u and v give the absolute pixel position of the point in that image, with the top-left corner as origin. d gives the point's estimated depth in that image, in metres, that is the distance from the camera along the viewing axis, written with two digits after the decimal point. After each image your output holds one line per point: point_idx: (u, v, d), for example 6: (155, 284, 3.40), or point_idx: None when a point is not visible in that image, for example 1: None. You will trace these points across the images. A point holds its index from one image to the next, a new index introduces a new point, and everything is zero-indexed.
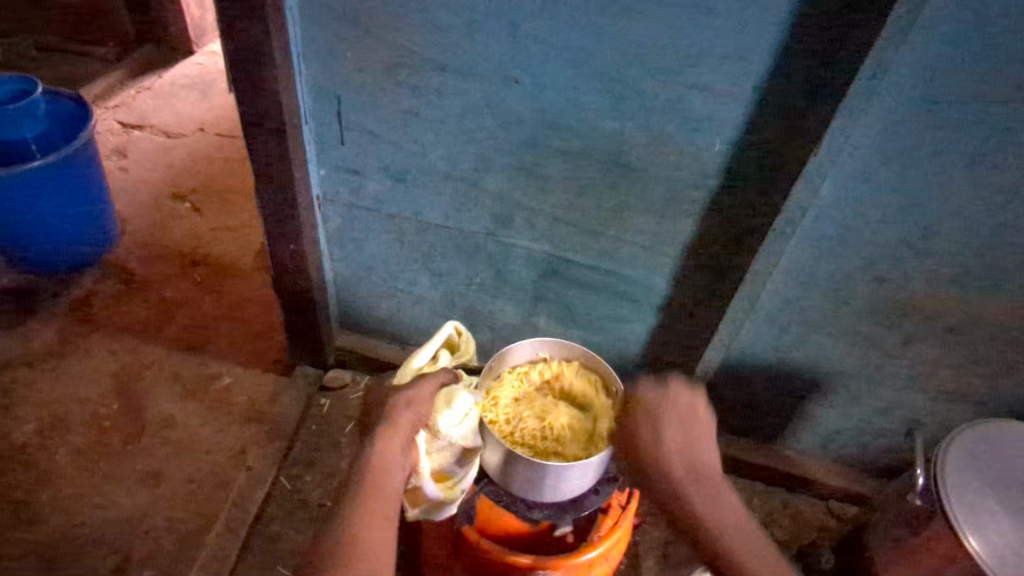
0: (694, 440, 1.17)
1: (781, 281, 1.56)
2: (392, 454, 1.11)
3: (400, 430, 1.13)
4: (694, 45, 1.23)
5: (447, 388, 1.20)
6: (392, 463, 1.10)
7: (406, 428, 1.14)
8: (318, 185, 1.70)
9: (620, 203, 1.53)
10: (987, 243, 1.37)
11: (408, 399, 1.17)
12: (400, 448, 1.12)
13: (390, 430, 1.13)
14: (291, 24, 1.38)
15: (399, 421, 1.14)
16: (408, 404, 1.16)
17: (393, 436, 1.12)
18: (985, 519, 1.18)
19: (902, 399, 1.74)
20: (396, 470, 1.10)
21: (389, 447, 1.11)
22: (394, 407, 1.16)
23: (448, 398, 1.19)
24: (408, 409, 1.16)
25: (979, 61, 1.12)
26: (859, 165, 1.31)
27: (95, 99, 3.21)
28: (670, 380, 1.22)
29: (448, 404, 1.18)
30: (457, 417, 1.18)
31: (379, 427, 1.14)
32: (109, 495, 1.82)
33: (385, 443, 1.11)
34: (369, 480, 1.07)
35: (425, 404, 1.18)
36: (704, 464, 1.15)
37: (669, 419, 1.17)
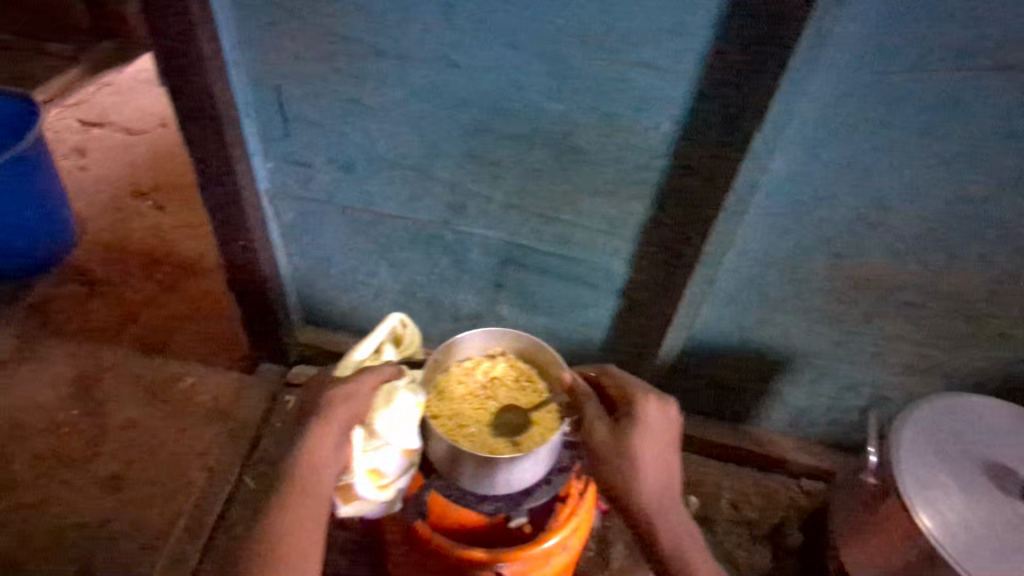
0: (667, 443, 1.21)
1: (737, 261, 1.54)
2: (324, 451, 1.12)
3: (332, 429, 1.13)
4: (632, 20, 1.19)
5: (388, 385, 1.17)
6: (324, 461, 1.12)
7: (339, 426, 1.13)
8: (265, 179, 1.66)
9: (571, 186, 1.50)
10: (940, 214, 1.35)
11: (346, 396, 1.15)
12: (332, 445, 1.13)
13: (323, 426, 1.12)
14: (219, 13, 1.33)
15: (334, 418, 1.13)
16: (344, 401, 1.14)
17: (325, 433, 1.12)
18: (936, 495, 1.17)
19: (866, 375, 1.73)
20: (327, 468, 1.12)
21: (322, 445, 1.12)
22: (330, 403, 1.14)
23: (387, 397, 1.16)
24: (344, 405, 1.14)
25: (920, 29, 1.10)
26: (806, 139, 1.28)
27: (53, 97, 3.14)
28: (665, 402, 1.23)
29: (386, 403, 1.15)
30: (394, 418, 1.15)
31: (314, 422, 1.13)
32: (69, 500, 1.80)
33: (318, 441, 1.12)
34: (300, 474, 1.10)
35: (362, 399, 1.16)
36: (648, 457, 1.18)
37: (651, 424, 1.19)
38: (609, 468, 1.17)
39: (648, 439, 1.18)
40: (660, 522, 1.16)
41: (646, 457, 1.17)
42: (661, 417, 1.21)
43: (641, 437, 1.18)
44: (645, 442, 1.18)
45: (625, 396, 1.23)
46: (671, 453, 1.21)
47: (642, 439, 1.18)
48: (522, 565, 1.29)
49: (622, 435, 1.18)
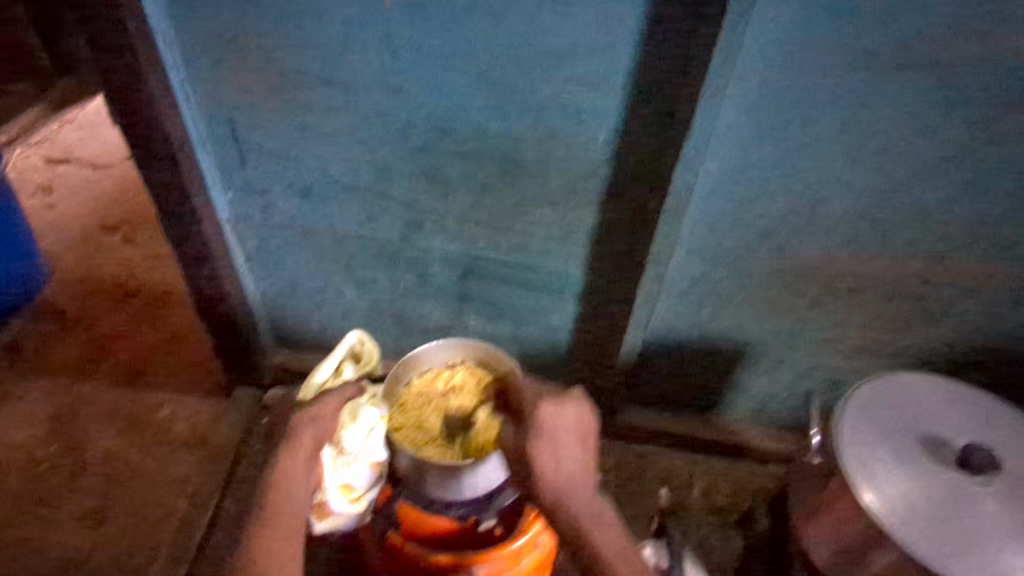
0: (575, 442, 1.17)
1: (686, 260, 1.61)
2: (295, 472, 1.13)
3: (302, 450, 1.15)
4: (562, 40, 1.25)
5: (353, 403, 1.28)
6: (296, 482, 1.12)
7: (309, 447, 1.16)
8: (227, 208, 1.71)
9: (522, 198, 1.55)
10: (870, 203, 1.43)
11: (311, 417, 1.18)
12: (304, 465, 1.14)
13: (292, 448, 1.15)
14: (168, 53, 1.38)
15: (302, 441, 1.16)
16: (311, 422, 1.18)
17: (295, 456, 1.14)
18: (877, 470, 1.25)
19: (820, 360, 1.80)
20: (301, 490, 1.13)
21: (294, 466, 1.13)
22: (296, 426, 1.17)
23: (353, 414, 1.27)
24: (311, 426, 1.17)
25: (829, 33, 1.17)
26: (736, 141, 1.35)
27: (16, 136, 3.15)
28: (565, 398, 1.18)
29: (353, 419, 1.26)
30: (361, 432, 1.27)
31: (282, 447, 1.15)
32: (51, 537, 1.82)
33: (289, 463, 1.14)
34: (272, 499, 1.10)
35: (327, 418, 1.19)
36: (548, 464, 1.14)
37: (550, 426, 1.15)
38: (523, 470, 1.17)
39: (551, 447, 1.15)
40: (585, 527, 1.13)
41: (551, 466, 1.14)
42: (561, 415, 1.16)
43: (542, 444, 1.15)
44: (545, 452, 1.14)
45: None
46: (590, 452, 1.18)
47: (543, 449, 1.14)
48: (494, 567, 1.34)
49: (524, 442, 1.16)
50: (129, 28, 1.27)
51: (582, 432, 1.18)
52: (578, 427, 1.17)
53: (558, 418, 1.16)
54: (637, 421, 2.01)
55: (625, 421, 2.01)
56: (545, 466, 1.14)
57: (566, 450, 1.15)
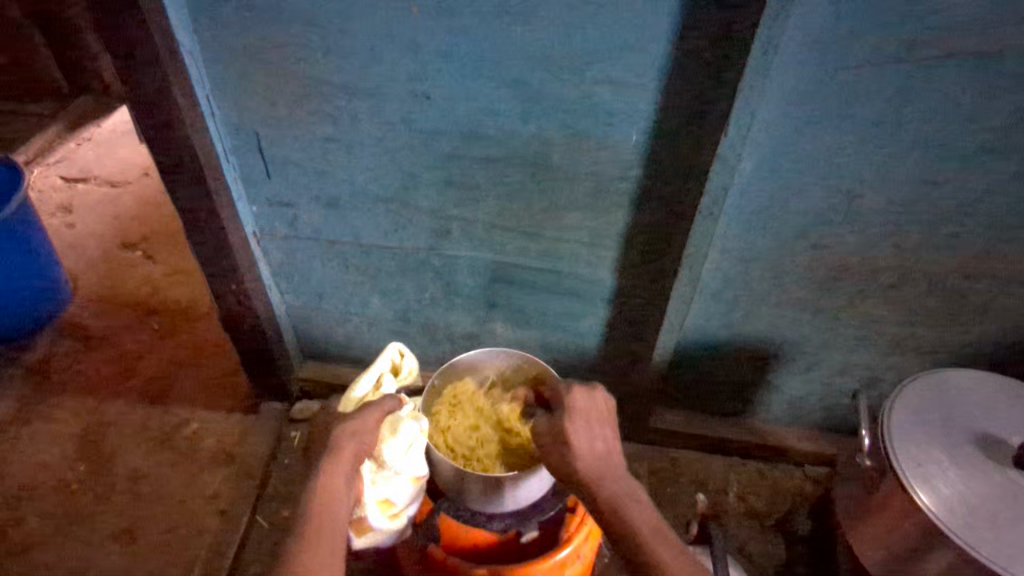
0: (606, 428, 1.14)
1: (719, 260, 1.58)
2: (335, 487, 1.08)
3: (342, 464, 1.10)
4: (593, 41, 1.23)
5: (392, 417, 1.21)
6: (334, 496, 1.08)
7: (351, 461, 1.11)
8: (252, 222, 1.70)
9: (551, 203, 1.53)
10: (909, 197, 1.39)
11: (351, 430, 1.14)
12: (346, 480, 1.10)
13: (333, 463, 1.10)
14: (194, 67, 1.37)
15: (342, 455, 1.11)
16: (351, 436, 1.13)
17: (337, 470, 1.10)
18: (931, 471, 1.21)
19: (857, 358, 1.76)
20: (342, 505, 1.08)
21: (334, 481, 1.09)
22: (337, 440, 1.13)
23: (392, 428, 1.19)
24: (351, 440, 1.13)
25: (869, 25, 1.14)
26: (771, 138, 1.32)
27: (35, 156, 3.16)
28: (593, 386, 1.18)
29: (392, 433, 1.18)
30: (402, 446, 1.19)
31: (324, 461, 1.11)
32: (84, 558, 1.81)
33: (331, 476, 1.09)
34: (314, 512, 1.05)
35: (368, 431, 1.15)
36: (580, 441, 1.10)
37: (581, 407, 1.14)
38: (552, 454, 1.11)
39: (586, 432, 1.11)
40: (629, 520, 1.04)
41: (587, 449, 1.09)
42: (591, 402, 1.15)
43: (577, 428, 1.11)
44: (581, 435, 1.10)
45: (560, 388, 1.19)
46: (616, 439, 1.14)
47: (578, 432, 1.11)
48: None
49: (557, 429, 1.11)
50: (156, 44, 1.26)
51: (606, 417, 1.16)
52: (602, 411, 1.16)
53: (586, 401, 1.15)
54: (670, 426, 1.98)
55: (657, 425, 1.98)
56: (578, 444, 1.09)
57: (598, 433, 1.12)
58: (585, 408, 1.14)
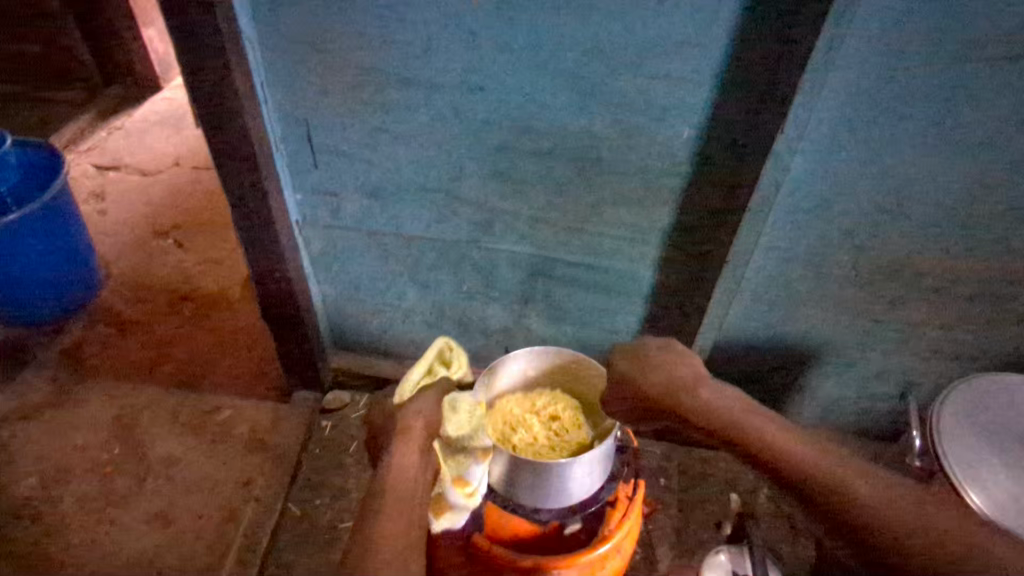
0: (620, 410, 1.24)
1: (763, 259, 1.58)
2: (411, 462, 1.17)
3: (415, 438, 1.20)
4: (652, 35, 1.24)
5: (449, 398, 1.26)
6: (412, 469, 1.15)
7: (421, 435, 1.20)
8: (296, 211, 1.71)
9: (596, 198, 1.54)
10: (960, 201, 1.39)
11: (415, 409, 1.24)
12: (418, 453, 1.18)
13: (405, 439, 1.19)
14: (251, 53, 1.38)
15: (413, 430, 1.21)
16: (416, 414, 1.23)
17: (409, 444, 1.19)
18: (984, 474, 1.20)
19: (895, 362, 1.76)
20: (419, 477, 1.15)
21: (408, 454, 1.17)
22: (405, 421, 1.22)
23: (452, 406, 1.25)
24: (418, 417, 1.23)
25: (934, 24, 1.14)
26: (825, 138, 1.32)
27: (68, 144, 3.19)
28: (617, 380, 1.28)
29: (452, 409, 1.24)
30: (464, 423, 1.24)
31: (397, 439, 1.20)
32: (119, 540, 1.82)
33: (404, 449, 1.18)
34: (391, 485, 1.12)
35: (431, 410, 1.25)
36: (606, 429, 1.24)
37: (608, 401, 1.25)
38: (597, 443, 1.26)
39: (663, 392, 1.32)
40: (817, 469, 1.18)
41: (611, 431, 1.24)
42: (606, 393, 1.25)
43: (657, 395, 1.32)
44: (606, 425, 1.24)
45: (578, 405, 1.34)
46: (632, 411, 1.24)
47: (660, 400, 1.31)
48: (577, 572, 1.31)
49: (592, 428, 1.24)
50: (220, 29, 1.28)
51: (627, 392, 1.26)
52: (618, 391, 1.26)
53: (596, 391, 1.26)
54: None
55: None
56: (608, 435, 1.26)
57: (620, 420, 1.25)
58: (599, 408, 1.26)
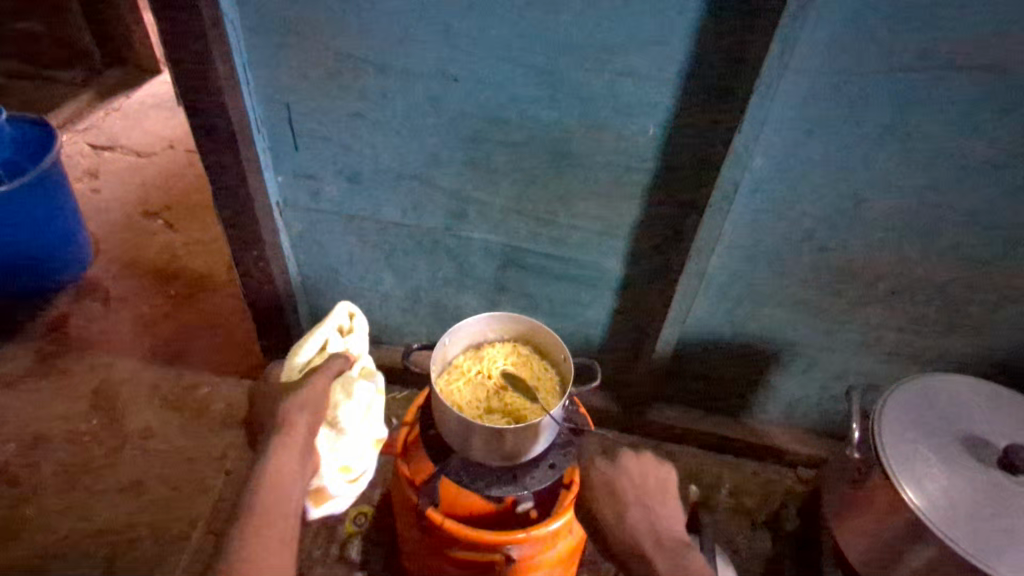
0: (661, 505, 1.26)
1: (726, 256, 1.62)
2: (286, 468, 1.18)
3: (297, 434, 1.23)
4: (618, 35, 1.29)
5: (343, 379, 1.34)
6: (289, 476, 1.18)
7: (302, 431, 1.24)
8: (277, 192, 1.75)
9: (566, 190, 1.58)
10: (913, 207, 1.44)
11: (300, 401, 1.27)
12: (293, 456, 1.20)
13: (285, 439, 1.21)
14: (234, 37, 1.42)
15: (295, 427, 1.24)
16: (300, 407, 1.26)
17: (286, 446, 1.20)
18: (919, 467, 1.26)
19: (854, 364, 1.80)
20: (294, 483, 1.18)
21: (282, 458, 1.18)
22: (287, 415, 1.25)
23: (346, 390, 1.33)
24: (302, 412, 1.26)
25: (884, 30, 1.18)
26: (784, 140, 1.37)
27: (65, 123, 3.24)
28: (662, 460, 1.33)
29: (347, 395, 1.33)
30: (354, 406, 1.33)
31: (276, 437, 1.22)
32: (92, 507, 1.87)
33: (279, 455, 1.19)
34: (259, 500, 1.13)
35: (318, 400, 1.29)
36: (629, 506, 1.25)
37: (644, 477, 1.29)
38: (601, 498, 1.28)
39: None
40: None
41: (615, 508, 1.26)
42: (649, 474, 1.29)
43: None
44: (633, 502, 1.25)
45: (545, 401, 1.37)
46: (661, 506, 1.26)
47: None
48: (530, 547, 1.36)
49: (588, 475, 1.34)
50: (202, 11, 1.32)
51: (669, 490, 1.29)
52: (664, 485, 1.29)
53: (626, 464, 1.31)
54: (669, 420, 2.02)
55: (657, 418, 2.03)
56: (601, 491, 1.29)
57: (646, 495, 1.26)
58: (626, 482, 1.28)
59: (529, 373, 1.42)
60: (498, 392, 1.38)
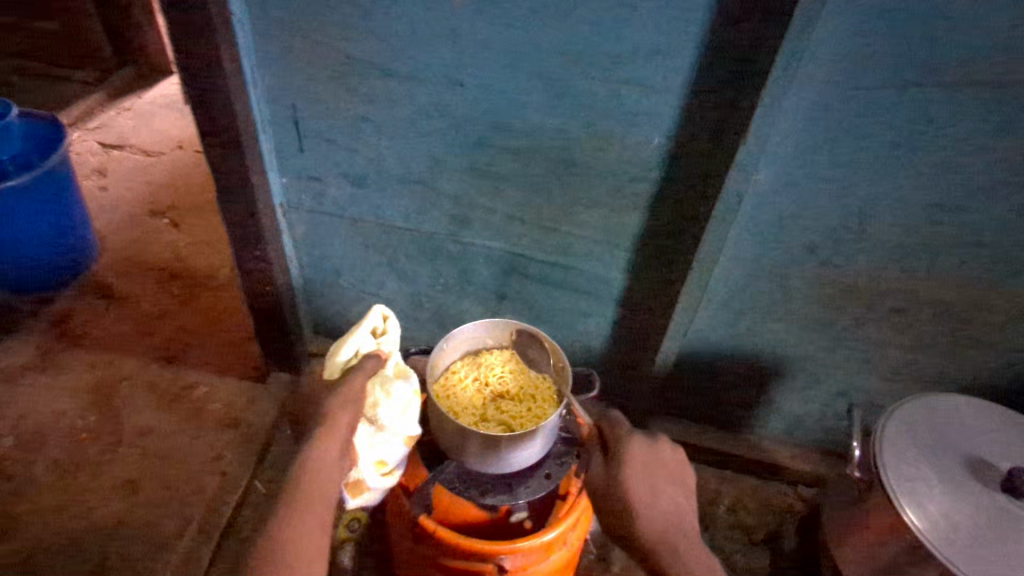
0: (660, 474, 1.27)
1: (729, 270, 1.61)
2: (330, 463, 1.21)
3: (338, 429, 1.23)
4: (624, 44, 1.28)
5: (381, 376, 1.32)
6: (330, 464, 1.21)
7: (344, 431, 1.23)
8: (281, 193, 1.75)
9: (569, 199, 1.58)
10: (919, 224, 1.42)
11: (342, 398, 1.25)
12: (338, 450, 1.22)
13: (328, 434, 1.22)
14: (241, 37, 1.43)
15: (338, 425, 1.23)
16: (345, 404, 1.25)
17: (330, 440, 1.22)
18: (920, 488, 1.24)
19: (857, 382, 1.79)
20: (333, 478, 1.21)
21: (326, 450, 1.21)
22: (331, 411, 1.24)
23: (384, 388, 1.31)
24: (346, 409, 1.25)
25: (891, 45, 1.18)
26: (789, 153, 1.36)
27: (75, 121, 3.26)
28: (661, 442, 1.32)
29: (386, 395, 1.30)
30: (393, 407, 1.30)
31: (319, 430, 1.23)
32: (85, 504, 1.86)
33: (322, 448, 1.21)
34: (305, 485, 1.18)
35: (359, 397, 1.27)
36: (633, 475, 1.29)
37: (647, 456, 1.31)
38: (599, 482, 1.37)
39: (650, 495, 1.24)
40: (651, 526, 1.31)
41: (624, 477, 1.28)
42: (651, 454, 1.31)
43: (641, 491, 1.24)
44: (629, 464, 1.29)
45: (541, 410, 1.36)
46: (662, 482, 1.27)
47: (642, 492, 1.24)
48: (524, 556, 1.33)
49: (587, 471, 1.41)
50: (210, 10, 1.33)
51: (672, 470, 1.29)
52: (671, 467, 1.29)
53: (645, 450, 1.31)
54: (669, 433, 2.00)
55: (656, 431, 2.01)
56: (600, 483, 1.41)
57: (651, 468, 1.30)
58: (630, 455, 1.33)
59: (525, 381, 1.42)
60: (493, 400, 1.38)
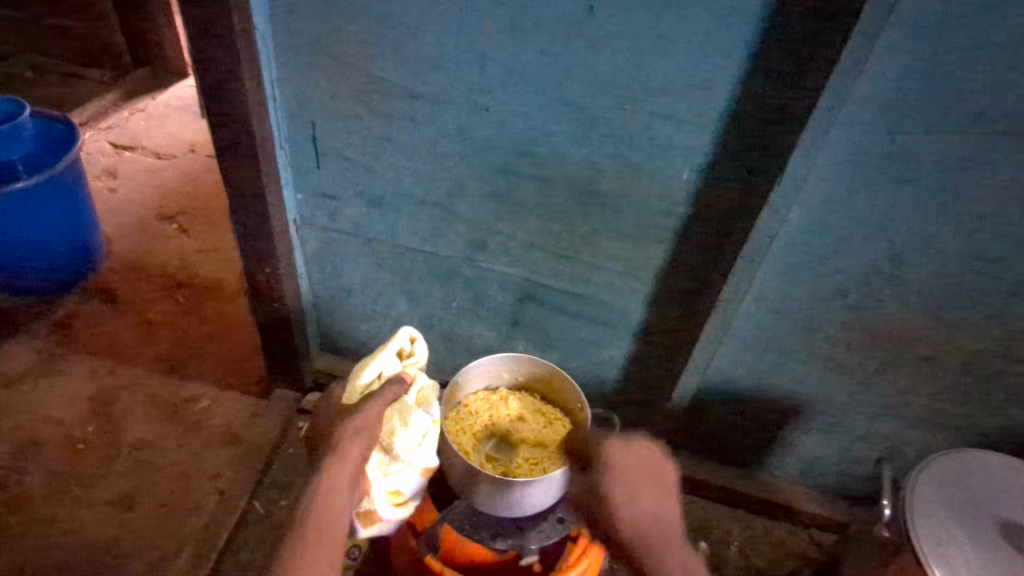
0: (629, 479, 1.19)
1: (753, 308, 1.56)
2: (340, 495, 1.13)
3: (348, 460, 1.15)
4: (659, 76, 1.24)
5: (399, 405, 1.24)
6: (340, 497, 1.13)
7: (354, 461, 1.15)
8: (295, 209, 1.71)
9: (591, 228, 1.53)
10: (956, 272, 1.37)
11: (353, 427, 1.17)
12: (347, 482, 1.14)
13: (337, 464, 1.14)
14: (264, 52, 1.40)
15: (348, 455, 1.15)
16: (356, 432, 1.17)
17: (339, 470, 1.14)
18: (953, 551, 1.18)
19: (879, 428, 1.73)
20: (342, 509, 1.13)
21: (336, 482, 1.13)
22: (342, 440, 1.17)
23: (402, 417, 1.23)
24: (356, 437, 1.16)
25: (938, 91, 1.13)
26: (823, 194, 1.32)
27: (88, 120, 3.23)
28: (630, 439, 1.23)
29: (404, 424, 1.22)
30: (411, 437, 1.22)
31: (328, 459, 1.15)
32: (79, 519, 1.81)
33: (333, 478, 1.14)
34: (313, 519, 1.10)
35: (375, 425, 1.19)
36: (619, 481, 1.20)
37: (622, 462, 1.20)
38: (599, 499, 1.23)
39: (629, 495, 1.17)
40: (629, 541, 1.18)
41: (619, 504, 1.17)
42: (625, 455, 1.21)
43: (619, 490, 1.18)
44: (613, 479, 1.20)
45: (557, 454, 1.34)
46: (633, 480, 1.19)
47: (618, 493, 1.18)
48: None
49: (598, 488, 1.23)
50: (233, 23, 1.29)
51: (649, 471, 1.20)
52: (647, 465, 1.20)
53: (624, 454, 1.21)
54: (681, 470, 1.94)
55: None
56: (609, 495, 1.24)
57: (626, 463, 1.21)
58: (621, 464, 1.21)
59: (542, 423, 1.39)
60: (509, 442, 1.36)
